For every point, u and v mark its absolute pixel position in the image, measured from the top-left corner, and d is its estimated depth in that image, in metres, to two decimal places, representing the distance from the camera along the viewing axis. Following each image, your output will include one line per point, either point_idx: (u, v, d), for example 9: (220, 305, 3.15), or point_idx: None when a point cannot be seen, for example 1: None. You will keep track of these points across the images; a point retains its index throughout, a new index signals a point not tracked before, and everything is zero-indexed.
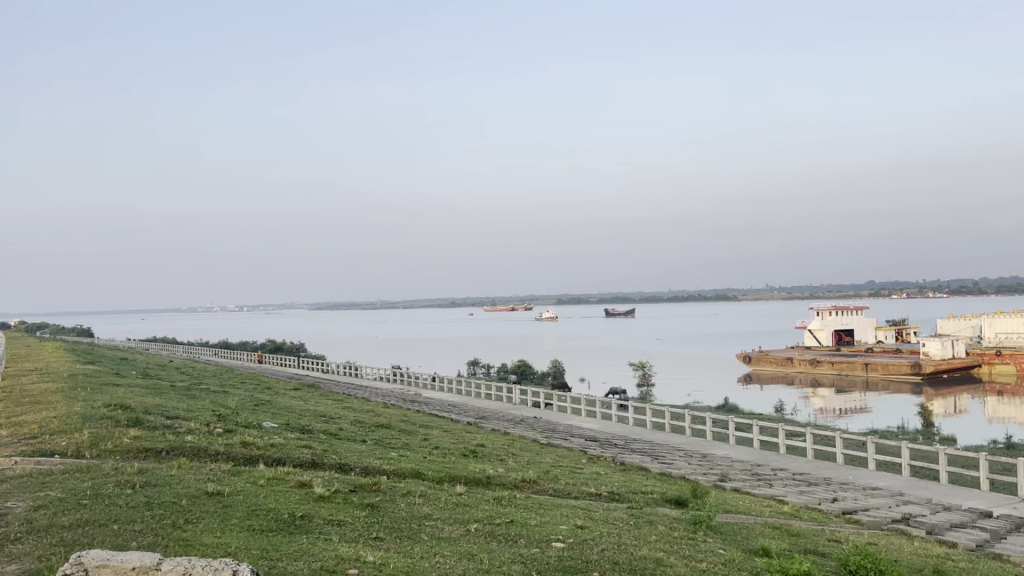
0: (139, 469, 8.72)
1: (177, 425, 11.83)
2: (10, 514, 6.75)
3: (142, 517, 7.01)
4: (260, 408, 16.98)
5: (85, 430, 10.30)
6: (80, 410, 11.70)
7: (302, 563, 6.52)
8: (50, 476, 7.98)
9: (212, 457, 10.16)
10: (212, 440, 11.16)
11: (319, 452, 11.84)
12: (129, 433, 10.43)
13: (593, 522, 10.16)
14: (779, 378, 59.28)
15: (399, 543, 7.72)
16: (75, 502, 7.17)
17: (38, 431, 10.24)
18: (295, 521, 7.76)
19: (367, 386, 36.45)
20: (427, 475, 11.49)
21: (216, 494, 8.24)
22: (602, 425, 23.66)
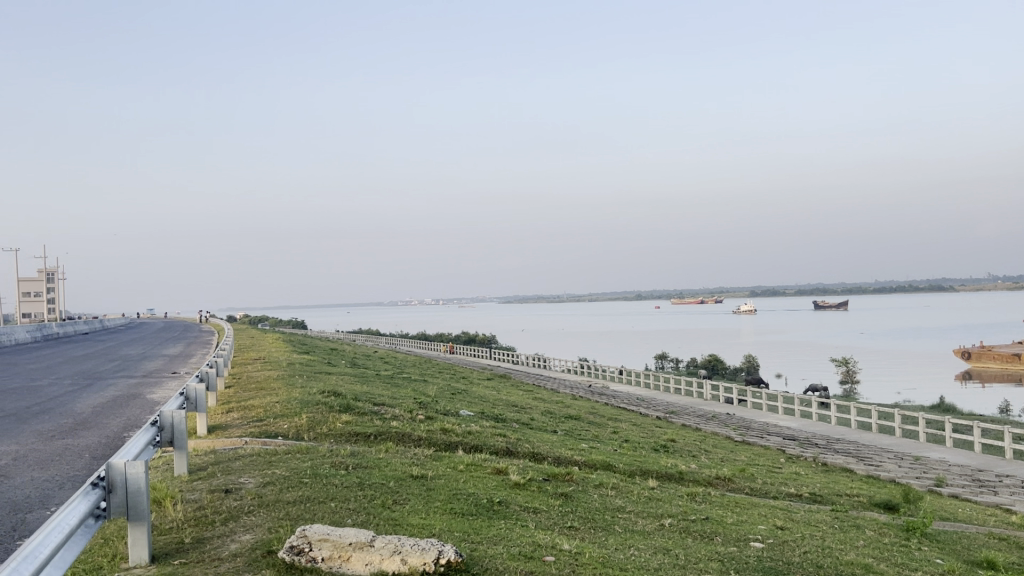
0: (351, 451, 9.36)
1: (383, 412, 12.57)
2: (243, 489, 7.47)
3: (356, 496, 7.51)
4: (456, 397, 17.73)
5: (304, 415, 11.19)
6: (299, 396, 12.74)
7: (499, 547, 6.74)
8: (275, 456, 8.74)
9: (415, 442, 10.74)
10: (415, 426, 11.74)
11: (514, 441, 12.14)
12: (341, 418, 11.23)
13: (793, 524, 9.74)
14: (1005, 377, 54.05)
15: (593, 533, 7.79)
16: (296, 480, 7.80)
17: (264, 415, 11.26)
18: (493, 506, 8.03)
19: (556, 379, 36.98)
20: (619, 468, 11.50)
21: (420, 477, 8.69)
22: (800, 423, 22.58)
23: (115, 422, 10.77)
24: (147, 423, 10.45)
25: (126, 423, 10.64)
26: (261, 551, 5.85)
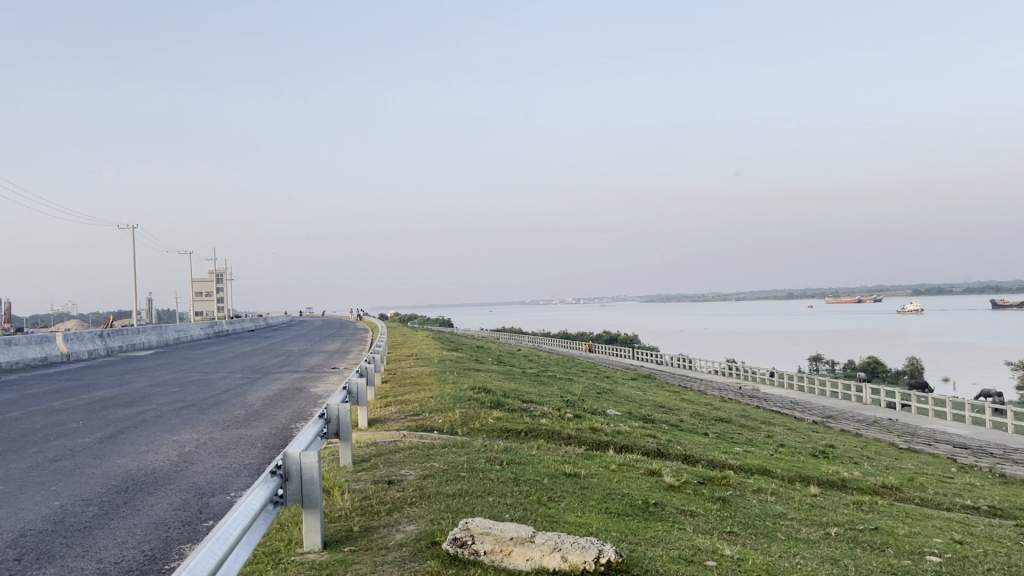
0: (504, 447, 9.45)
1: (532, 409, 12.66)
2: (405, 481, 7.70)
3: (512, 492, 7.57)
4: (603, 396, 17.63)
5: (457, 410, 11.42)
6: (451, 392, 13.03)
7: (658, 548, 6.61)
8: (432, 450, 8.95)
9: (565, 440, 10.73)
10: (564, 424, 11.74)
11: (665, 442, 11.90)
12: (492, 414, 11.38)
13: (973, 538, 9.04)
14: None
15: (755, 539, 7.51)
16: (454, 473, 7.96)
17: (419, 410, 11.57)
18: (649, 508, 7.90)
19: (701, 380, 36.18)
20: (776, 473, 11.06)
21: (574, 475, 8.67)
22: (973, 432, 20.99)
23: (281, 414, 11.38)
24: (313, 416, 10.98)
25: (292, 415, 11.23)
26: (425, 541, 5.99)
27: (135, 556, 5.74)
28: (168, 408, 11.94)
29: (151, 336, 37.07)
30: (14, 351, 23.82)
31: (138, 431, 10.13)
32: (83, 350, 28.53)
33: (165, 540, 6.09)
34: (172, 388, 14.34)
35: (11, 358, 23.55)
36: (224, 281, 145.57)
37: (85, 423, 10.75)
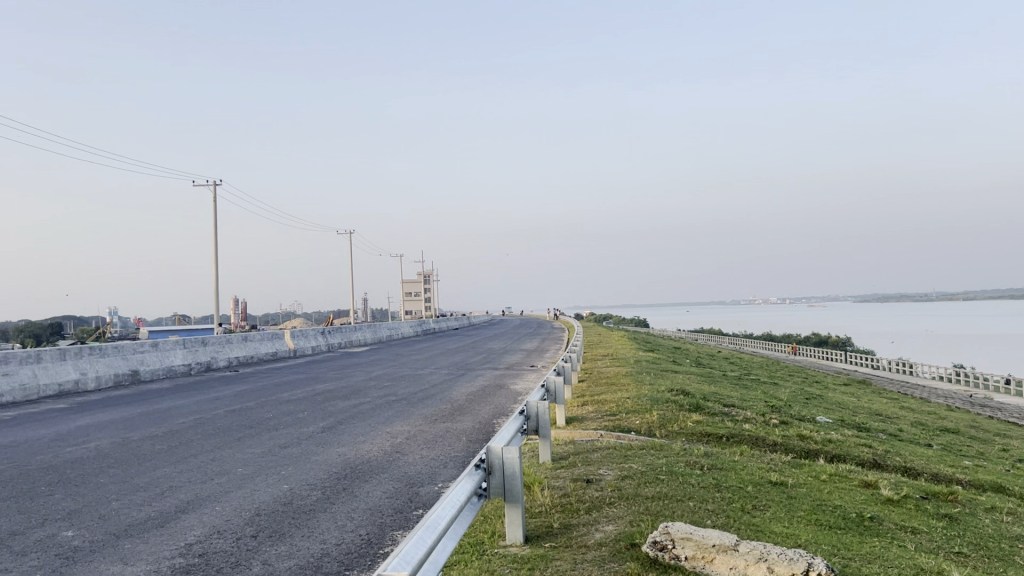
0: (705, 452, 9.21)
1: (734, 413, 12.26)
2: (603, 480, 7.71)
3: (714, 497, 7.36)
4: (812, 402, 16.73)
5: (655, 411, 11.30)
6: (649, 393, 12.90)
7: (876, 566, 6.17)
8: (631, 450, 8.90)
9: (770, 446, 10.30)
10: (769, 430, 11.27)
11: (882, 453, 11.10)
12: (692, 417, 11.15)
13: None
14: None
15: (988, 563, 6.82)
16: (653, 475, 7.87)
17: (618, 410, 11.55)
18: (864, 522, 7.39)
19: (923, 386, 33.50)
20: (1014, 491, 9.99)
21: (780, 484, 8.28)
22: None
23: (484, 409, 11.77)
24: (514, 412, 11.27)
25: (495, 411, 11.58)
26: (624, 542, 5.96)
27: (353, 539, 6.15)
28: (381, 401, 12.70)
29: (366, 334, 39.64)
30: (249, 346, 26.29)
31: (354, 422, 10.86)
32: (307, 346, 30.99)
33: (380, 526, 6.48)
34: (385, 383, 15.24)
35: (247, 353, 26.00)
36: (430, 282, 153.02)
37: (309, 413, 11.67)
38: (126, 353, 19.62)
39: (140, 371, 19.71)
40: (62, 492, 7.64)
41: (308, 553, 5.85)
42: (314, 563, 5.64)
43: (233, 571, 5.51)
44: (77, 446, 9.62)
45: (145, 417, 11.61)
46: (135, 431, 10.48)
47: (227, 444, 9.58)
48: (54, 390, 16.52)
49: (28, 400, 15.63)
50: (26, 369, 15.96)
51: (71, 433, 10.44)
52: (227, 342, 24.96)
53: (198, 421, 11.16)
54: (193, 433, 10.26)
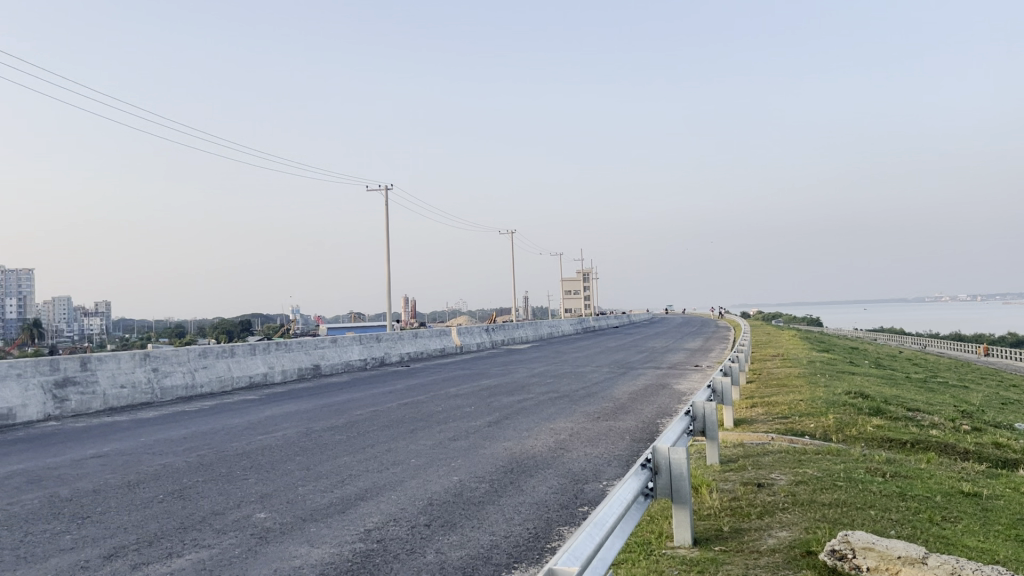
0: (887, 459, 8.68)
1: (920, 418, 11.47)
2: (775, 485, 7.44)
3: (898, 507, 6.93)
4: (1009, 407, 15.36)
5: (831, 415, 10.76)
6: (824, 395, 12.31)
7: None
8: (805, 455, 8.53)
9: (961, 455, 9.55)
10: (960, 437, 10.46)
11: None
12: (872, 421, 10.53)
13: None
14: None
15: None
16: (831, 482, 7.50)
17: (789, 412, 11.11)
18: None
19: None
20: None
21: (973, 495, 7.67)
22: None
23: (649, 408, 11.66)
24: (680, 411, 11.09)
25: (659, 411, 11.43)
26: (800, 550, 5.72)
27: (522, 532, 6.26)
28: (545, 397, 12.86)
29: (529, 332, 40.26)
30: (419, 342, 27.33)
31: (520, 417, 11.05)
32: (473, 343, 31.87)
33: (546, 520, 6.57)
34: (549, 380, 15.43)
35: (417, 349, 27.07)
36: (591, 280, 153.14)
37: (476, 408, 12.00)
38: (308, 348, 20.93)
39: (320, 365, 20.97)
40: (254, 476, 8.26)
41: (479, 543, 6.01)
42: (484, 553, 5.78)
43: (409, 557, 5.74)
44: (267, 434, 10.37)
45: (326, 408, 12.35)
46: (317, 421, 11.17)
47: (400, 436, 10.02)
48: (246, 382, 17.88)
49: (224, 390, 17.01)
50: (222, 362, 17.39)
51: (261, 422, 11.28)
52: (399, 338, 26.07)
53: (373, 413, 11.75)
54: (369, 424, 10.81)
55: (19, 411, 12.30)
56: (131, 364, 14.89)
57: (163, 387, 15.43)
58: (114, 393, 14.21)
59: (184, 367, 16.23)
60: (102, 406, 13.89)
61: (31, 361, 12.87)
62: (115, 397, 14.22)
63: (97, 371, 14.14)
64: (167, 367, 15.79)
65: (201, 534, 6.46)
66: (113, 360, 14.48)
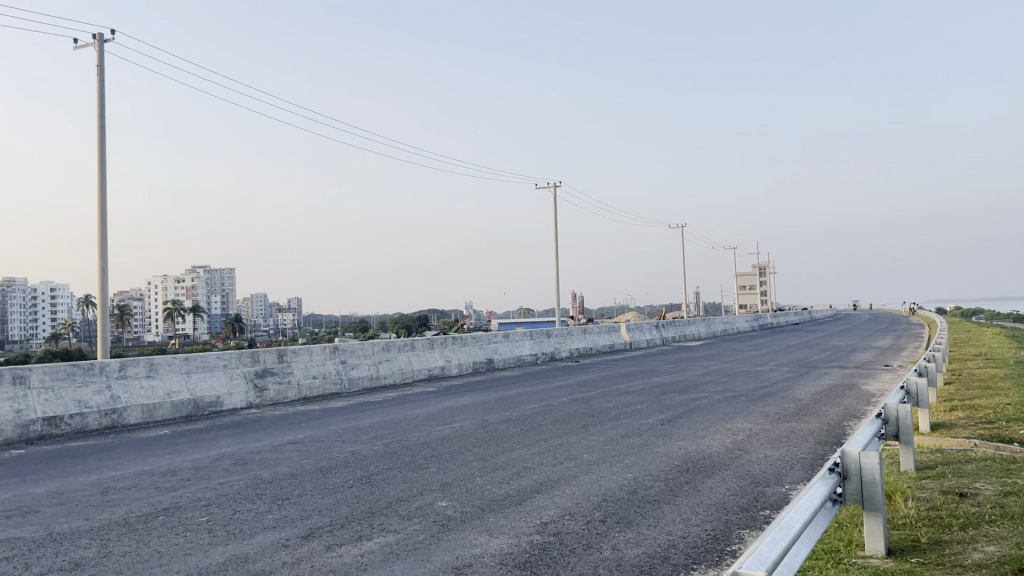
0: None
1: None
2: (981, 495, 6.86)
3: None
4: None
5: None
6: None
7: None
8: (1014, 464, 7.80)
9: None
10: None
11: None
12: None
13: None
14: None
15: None
16: None
17: (994, 417, 10.19)
18: None
19: None
20: None
21: None
22: None
23: (833, 410, 11.09)
24: (869, 414, 10.47)
25: (845, 413, 10.83)
26: (1010, 567, 5.25)
27: (700, 533, 6.13)
28: (721, 396, 12.52)
29: (701, 329, 39.38)
30: (589, 338, 27.42)
31: (695, 416, 10.82)
32: (643, 340, 31.59)
33: (726, 522, 6.40)
34: (725, 378, 15.02)
35: (587, 345, 27.16)
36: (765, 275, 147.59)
37: (650, 405, 11.87)
38: (482, 343, 21.52)
39: (494, 359, 21.50)
40: (435, 466, 8.58)
41: (656, 542, 5.94)
42: (662, 553, 5.71)
43: (585, 552, 5.77)
44: (446, 425, 10.75)
45: (501, 402, 12.64)
46: (493, 414, 11.45)
47: (574, 431, 10.08)
48: (425, 374, 18.62)
49: (405, 382, 17.80)
50: (403, 355, 18.21)
51: (440, 414, 11.70)
52: (570, 334, 26.27)
53: (547, 407, 11.90)
54: (543, 418, 10.95)
55: (226, 399, 13.43)
56: (321, 357, 15.89)
57: (350, 378, 16.35)
58: (307, 383, 15.23)
59: (369, 360, 17.13)
60: (297, 395, 14.92)
61: (235, 352, 14.02)
62: (308, 386, 15.23)
63: (292, 363, 15.20)
64: (353, 359, 16.73)
65: (388, 519, 6.79)
66: (306, 352, 15.51)
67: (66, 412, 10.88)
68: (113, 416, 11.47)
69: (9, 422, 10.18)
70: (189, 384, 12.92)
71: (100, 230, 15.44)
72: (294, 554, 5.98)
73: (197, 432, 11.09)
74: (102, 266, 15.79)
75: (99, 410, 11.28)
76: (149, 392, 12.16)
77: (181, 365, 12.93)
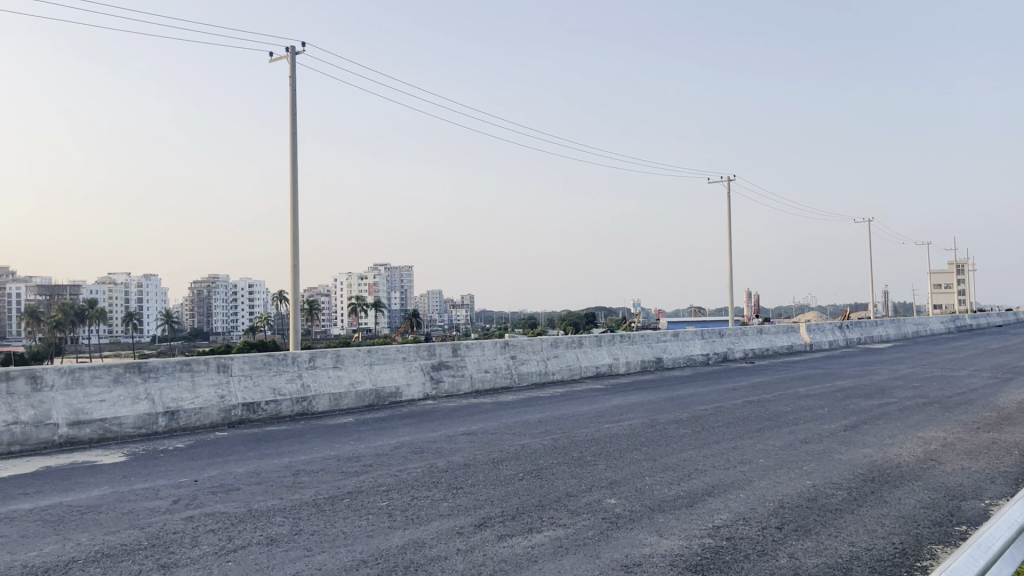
0: None
1: None
2: None
3: None
4: None
5: None
6: None
7: None
8: None
9: None
10: None
11: None
12: None
13: None
14: None
15: None
16: None
17: None
18: None
19: None
20: None
21: None
22: None
23: None
24: None
25: None
26: None
27: (886, 547, 5.77)
28: (911, 402, 11.70)
29: (889, 330, 36.96)
30: (765, 338, 26.41)
31: (882, 422, 10.17)
32: (825, 341, 30.05)
33: (916, 536, 5.97)
34: (916, 383, 14.01)
35: (763, 345, 26.19)
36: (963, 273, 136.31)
37: (831, 410, 11.27)
38: (652, 341, 21.27)
39: (664, 358, 21.20)
40: (604, 463, 8.58)
41: (836, 553, 5.65)
42: (844, 564, 5.42)
43: (760, 559, 5.58)
44: (615, 423, 10.72)
45: (671, 401, 12.45)
46: (663, 413, 11.30)
47: (748, 434, 9.76)
48: (594, 371, 18.65)
49: (574, 378, 17.91)
50: (572, 352, 18.32)
51: (610, 411, 11.67)
52: (744, 333, 25.44)
53: (719, 408, 11.60)
54: (715, 420, 10.68)
55: (404, 389, 14.06)
56: (493, 352, 16.27)
57: (521, 373, 16.66)
58: (479, 376, 15.66)
59: (538, 356, 17.37)
60: (470, 388, 15.39)
61: (413, 346, 14.63)
62: (480, 380, 15.66)
63: (465, 357, 15.67)
64: (524, 354, 17.02)
65: (558, 513, 6.86)
66: (478, 347, 15.94)
67: (263, 398, 11.79)
68: (304, 403, 12.30)
69: (214, 406, 11.15)
70: (371, 375, 13.63)
71: (293, 230, 16.59)
72: (468, 542, 6.17)
73: (378, 421, 11.68)
74: (294, 264, 16.96)
75: (291, 398, 12.13)
76: (336, 381, 12.96)
77: (363, 357, 13.67)
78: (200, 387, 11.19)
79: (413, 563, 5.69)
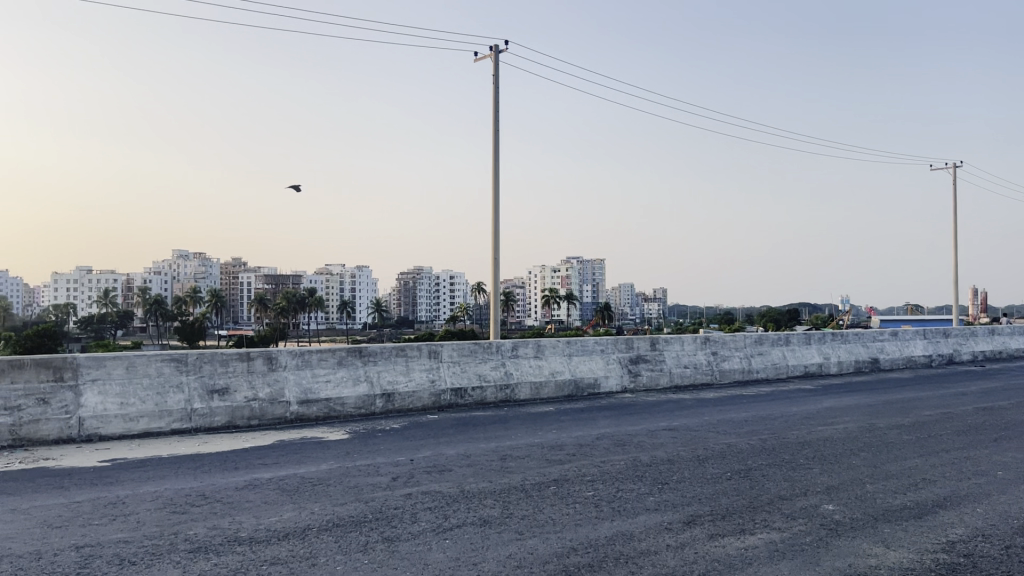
0: None
1: None
2: None
3: None
4: None
5: None
6: None
7: None
8: None
9: None
10: None
11: None
12: None
13: None
14: None
15: None
16: None
17: None
18: None
19: None
20: None
21: None
22: None
23: None
24: None
25: None
26: None
27: None
28: None
29: None
30: (998, 341, 24.05)
31: None
32: None
33: None
34: None
35: (995, 348, 23.85)
36: None
37: None
38: (866, 340, 19.96)
39: (879, 358, 19.85)
40: (818, 467, 8.16)
41: None
42: None
43: None
44: (828, 426, 10.16)
45: (890, 406, 11.61)
46: (881, 418, 10.57)
47: (982, 444, 8.92)
48: (800, 371, 17.81)
49: (778, 377, 17.19)
50: (777, 350, 17.59)
51: (823, 413, 11.07)
52: (973, 334, 23.27)
53: (948, 415, 10.68)
54: (942, 427, 9.86)
55: (603, 381, 14.10)
56: (694, 346, 15.96)
57: (722, 369, 16.22)
58: (679, 371, 15.41)
59: (741, 352, 16.82)
60: (669, 383, 15.18)
61: (612, 339, 14.63)
62: (679, 375, 15.41)
63: (665, 351, 15.47)
64: (725, 351, 16.53)
65: (771, 516, 6.61)
66: (678, 342, 15.68)
67: (470, 384, 12.24)
68: (507, 390, 12.66)
69: (425, 390, 11.73)
70: (571, 366, 13.78)
71: (495, 224, 17.10)
72: (678, 539, 6.08)
73: (579, 411, 11.79)
74: (496, 257, 17.48)
75: (495, 385, 12.53)
76: (537, 371, 13.21)
77: (563, 348, 13.84)
78: (412, 371, 11.79)
79: (623, 555, 5.68)
